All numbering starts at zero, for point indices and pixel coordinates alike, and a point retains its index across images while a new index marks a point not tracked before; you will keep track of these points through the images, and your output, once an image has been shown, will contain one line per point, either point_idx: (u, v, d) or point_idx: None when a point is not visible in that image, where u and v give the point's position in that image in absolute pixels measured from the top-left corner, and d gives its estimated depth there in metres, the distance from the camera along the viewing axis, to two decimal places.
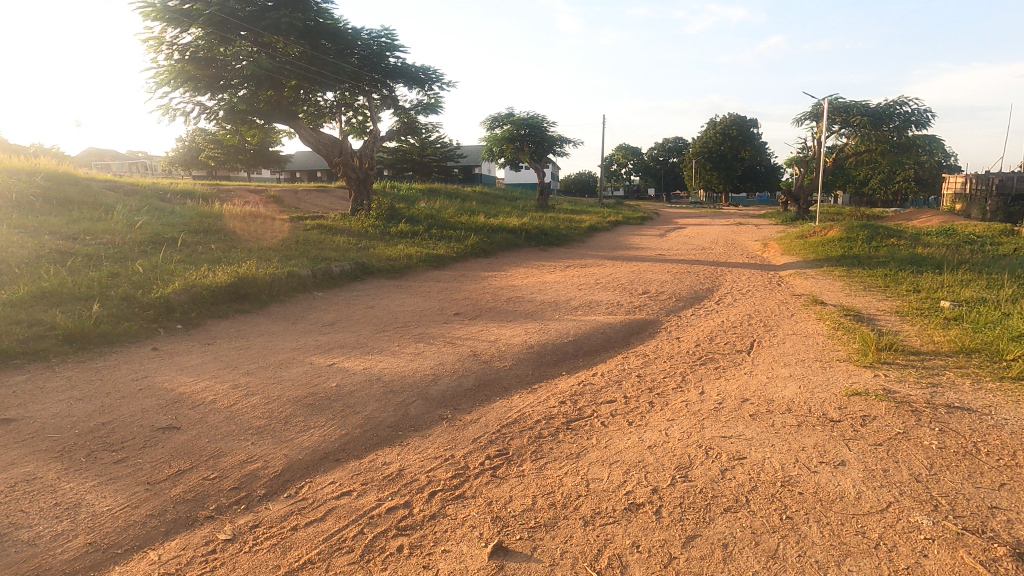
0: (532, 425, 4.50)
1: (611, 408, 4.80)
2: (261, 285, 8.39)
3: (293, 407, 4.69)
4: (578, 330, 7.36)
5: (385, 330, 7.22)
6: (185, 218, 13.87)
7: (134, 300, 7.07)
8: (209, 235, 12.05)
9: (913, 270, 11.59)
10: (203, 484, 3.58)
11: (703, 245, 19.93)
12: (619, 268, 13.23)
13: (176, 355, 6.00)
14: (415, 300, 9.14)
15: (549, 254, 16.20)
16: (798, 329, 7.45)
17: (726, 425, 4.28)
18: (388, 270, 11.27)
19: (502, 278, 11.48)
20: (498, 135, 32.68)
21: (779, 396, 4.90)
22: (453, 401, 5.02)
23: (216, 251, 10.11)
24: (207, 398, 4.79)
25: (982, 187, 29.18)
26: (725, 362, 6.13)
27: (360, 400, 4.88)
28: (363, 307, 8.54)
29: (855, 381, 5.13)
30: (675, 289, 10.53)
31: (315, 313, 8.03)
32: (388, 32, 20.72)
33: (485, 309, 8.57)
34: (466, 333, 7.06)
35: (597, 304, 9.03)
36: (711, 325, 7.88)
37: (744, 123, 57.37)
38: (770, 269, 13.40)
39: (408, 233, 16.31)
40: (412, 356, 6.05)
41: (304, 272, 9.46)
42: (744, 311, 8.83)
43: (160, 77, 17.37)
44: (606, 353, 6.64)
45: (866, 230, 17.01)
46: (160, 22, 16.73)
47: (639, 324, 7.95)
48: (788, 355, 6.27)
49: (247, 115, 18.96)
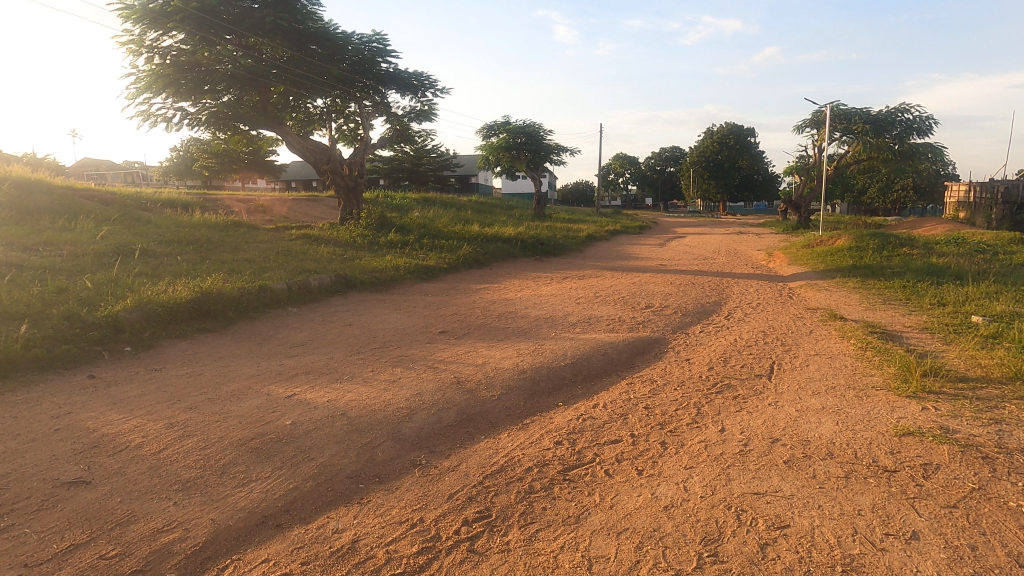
0: (522, 475, 3.72)
1: (617, 451, 4.03)
2: (227, 301, 7.62)
3: (235, 452, 3.89)
4: (576, 350, 6.59)
5: (361, 352, 6.42)
6: (161, 227, 13.14)
7: (77, 319, 6.28)
8: (183, 246, 11.28)
9: (932, 281, 10.88)
10: (96, 568, 2.80)
11: (706, 254, 19.22)
12: (619, 279, 12.51)
13: (114, 384, 5.20)
14: (398, 316, 8.35)
15: (545, 265, 15.47)
16: (820, 349, 6.71)
17: (754, 476, 3.53)
18: (373, 283, 10.50)
19: (494, 290, 10.73)
20: (494, 144, 32.07)
21: (815, 434, 4.14)
22: (430, 442, 4.24)
23: (185, 263, 9.35)
24: (132, 442, 4.00)
25: (987, 195, 28.53)
26: (745, 390, 5.36)
27: (318, 442, 4.10)
28: (339, 325, 7.74)
29: (901, 416, 4.38)
30: (679, 303, 9.80)
31: (285, 332, 7.24)
32: (379, 37, 20.18)
33: (474, 326, 7.80)
34: (450, 356, 6.27)
35: (597, 320, 8.28)
36: (724, 345, 7.13)
37: (743, 131, 57.04)
38: (778, 281, 12.70)
39: (398, 243, 15.57)
40: (387, 385, 5.26)
41: (278, 285, 8.70)
42: (757, 328, 8.07)
43: (140, 82, 16.67)
44: (608, 378, 5.87)
45: (876, 239, 16.28)
46: (140, 23, 16.07)
47: (643, 343, 7.17)
48: (816, 381, 5.50)
49: (233, 121, 18.40)
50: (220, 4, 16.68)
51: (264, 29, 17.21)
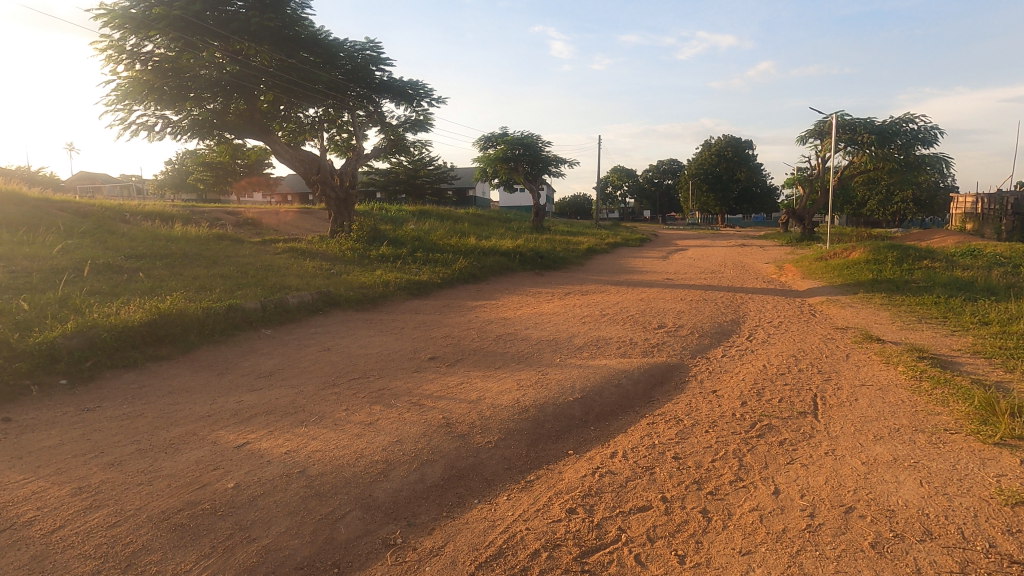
0: (527, 565, 2.86)
1: (648, 525, 3.17)
2: (190, 323, 6.75)
3: (151, 532, 2.98)
4: (584, 381, 5.69)
5: (335, 384, 5.53)
6: (136, 241, 12.31)
7: (4, 347, 5.37)
8: (154, 261, 10.42)
9: (965, 298, 10.07)
10: None
11: (712, 267, 18.38)
12: (624, 295, 11.70)
13: (30, 430, 4.29)
14: (384, 339, 7.46)
15: (546, 280, 14.62)
16: (867, 378, 5.83)
17: (836, 570, 2.67)
18: (359, 301, 9.60)
19: (491, 308, 9.87)
20: (491, 156, 31.39)
21: (899, 501, 3.26)
22: (409, 511, 3.35)
23: (151, 281, 8.48)
24: (22, 517, 3.08)
25: (995, 205, 27.90)
26: (789, 432, 4.48)
27: (262, 514, 3.19)
28: (315, 351, 6.84)
29: (1000, 474, 3.53)
30: (694, 322, 8.93)
31: (251, 360, 6.34)
32: (373, 45, 19.49)
33: (470, 351, 6.93)
34: (441, 390, 5.36)
35: (606, 343, 7.43)
36: (752, 372, 6.26)
37: (740, 143, 56.55)
38: (794, 296, 11.91)
39: (390, 257, 14.71)
40: (361, 430, 4.36)
41: (251, 304, 7.82)
42: (785, 352, 7.20)
43: (121, 90, 15.92)
44: (624, 418, 4.96)
45: (895, 251, 15.44)
46: (120, 28, 15.31)
47: (661, 371, 6.27)
48: (874, 423, 4.60)
49: (218, 130, 17.68)
50: (205, 9, 15.94)
51: (249, 34, 16.40)
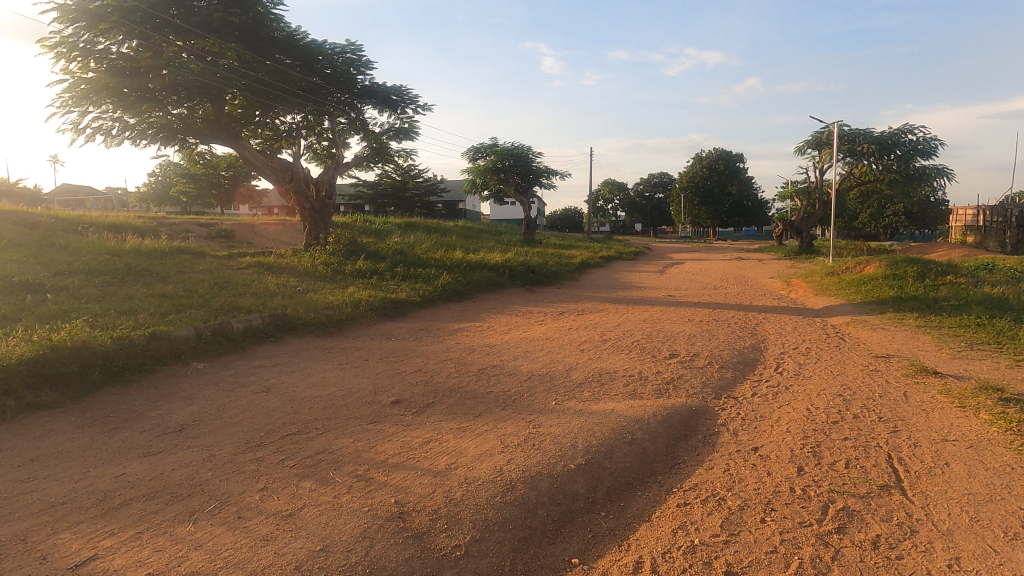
0: None
1: None
2: (92, 359, 5.38)
3: None
4: (589, 436, 4.35)
5: (261, 446, 4.17)
6: (77, 255, 10.89)
7: None
8: (84, 278, 9.01)
9: (1009, 319, 8.88)
10: None
11: (715, 282, 17.15)
12: (626, 315, 10.43)
13: None
14: (341, 375, 6.10)
15: (538, 297, 13.38)
16: (949, 432, 4.56)
17: None
18: (320, 325, 8.24)
19: (475, 333, 8.55)
20: (480, 167, 30.23)
21: None
22: None
23: (67, 304, 7.09)
24: None
25: (998, 217, 27.02)
26: (879, 523, 3.22)
27: None
28: (251, 392, 5.47)
29: None
30: (710, 349, 7.68)
31: (164, 406, 4.97)
32: (354, 48, 18.40)
33: (445, 391, 5.59)
34: (398, 455, 4.01)
35: (612, 378, 6.13)
36: (798, 421, 4.95)
37: (733, 157, 55.88)
38: (813, 316, 10.73)
39: (367, 272, 13.39)
40: (273, 530, 2.99)
41: (182, 332, 6.46)
42: (828, 389, 5.91)
43: (74, 91, 14.44)
44: (644, 497, 3.65)
45: (913, 265, 14.32)
46: (73, 24, 13.81)
47: (683, 420, 4.94)
48: (991, 506, 3.36)
49: (182, 134, 16.16)
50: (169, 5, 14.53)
51: (213, 29, 15.02)
